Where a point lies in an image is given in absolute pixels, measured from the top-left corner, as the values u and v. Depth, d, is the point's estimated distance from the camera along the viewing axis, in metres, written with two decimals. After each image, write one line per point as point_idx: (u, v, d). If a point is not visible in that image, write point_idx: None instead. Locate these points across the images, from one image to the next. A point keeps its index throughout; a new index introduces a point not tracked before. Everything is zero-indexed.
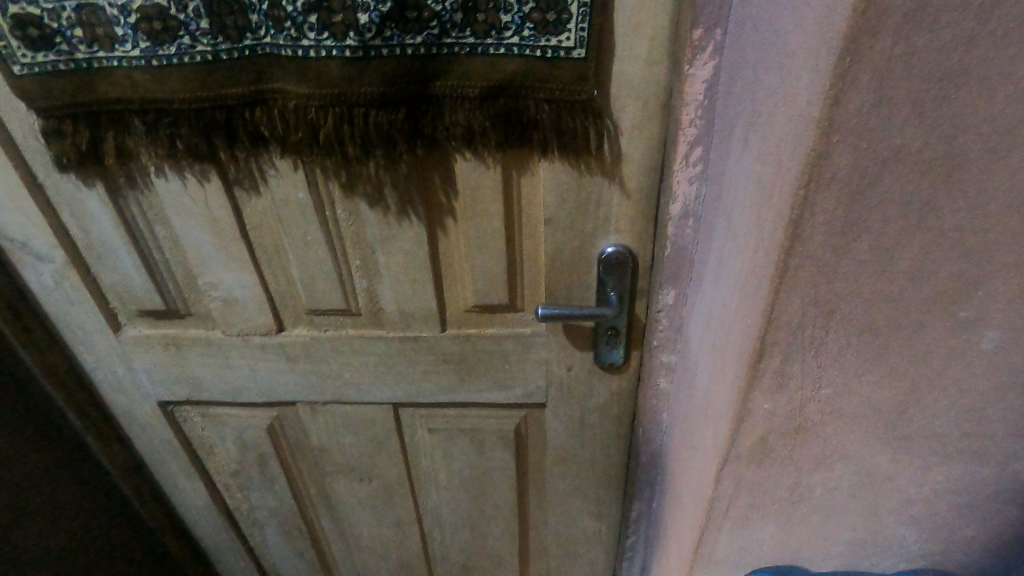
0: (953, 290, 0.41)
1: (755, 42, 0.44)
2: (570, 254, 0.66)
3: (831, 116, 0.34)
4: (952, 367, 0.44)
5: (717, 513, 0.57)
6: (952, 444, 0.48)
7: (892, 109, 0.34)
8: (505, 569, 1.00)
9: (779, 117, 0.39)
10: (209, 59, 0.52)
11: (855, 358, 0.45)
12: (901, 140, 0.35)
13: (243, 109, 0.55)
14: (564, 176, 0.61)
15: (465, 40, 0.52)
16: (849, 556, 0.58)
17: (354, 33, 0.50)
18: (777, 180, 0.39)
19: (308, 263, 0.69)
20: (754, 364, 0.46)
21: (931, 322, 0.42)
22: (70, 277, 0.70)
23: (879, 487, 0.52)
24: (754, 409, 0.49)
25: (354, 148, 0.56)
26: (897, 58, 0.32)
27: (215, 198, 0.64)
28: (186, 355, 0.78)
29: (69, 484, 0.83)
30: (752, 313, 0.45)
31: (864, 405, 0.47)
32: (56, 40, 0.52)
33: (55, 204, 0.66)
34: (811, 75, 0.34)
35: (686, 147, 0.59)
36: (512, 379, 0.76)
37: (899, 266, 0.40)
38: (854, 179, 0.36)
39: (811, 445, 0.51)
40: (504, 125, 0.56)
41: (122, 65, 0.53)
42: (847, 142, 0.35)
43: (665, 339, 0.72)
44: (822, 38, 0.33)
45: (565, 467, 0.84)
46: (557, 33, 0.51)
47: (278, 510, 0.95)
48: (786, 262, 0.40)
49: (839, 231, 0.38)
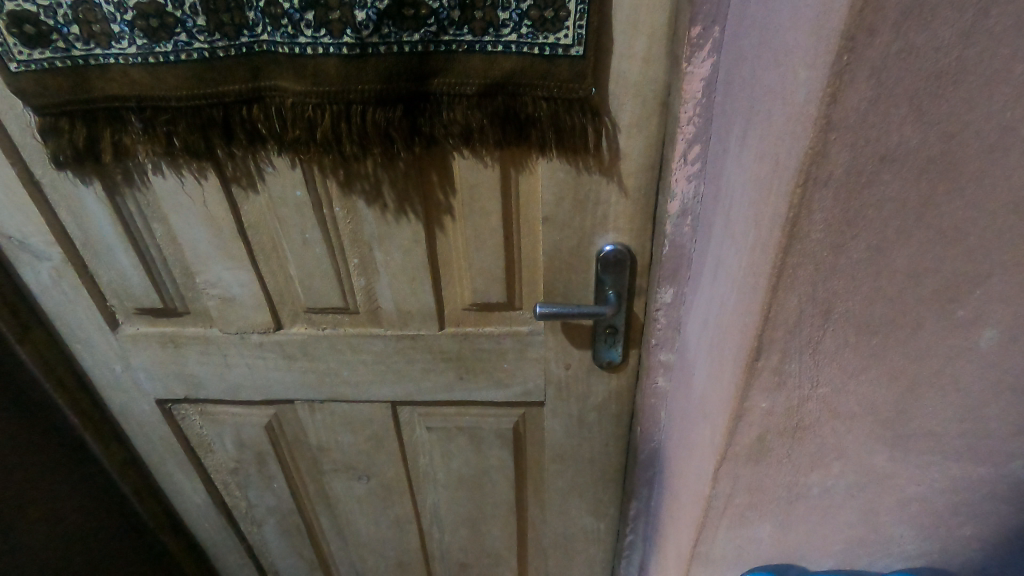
0: (951, 289, 0.41)
1: (754, 40, 0.44)
2: (569, 253, 0.66)
3: (829, 114, 0.34)
4: (951, 366, 0.44)
5: (715, 512, 0.57)
6: (951, 444, 0.48)
7: (889, 107, 0.34)
8: (503, 568, 1.00)
9: (777, 115, 0.39)
10: (206, 57, 0.52)
11: (853, 357, 0.45)
12: (900, 138, 0.35)
13: (240, 107, 0.55)
14: (562, 174, 0.61)
15: (463, 38, 0.51)
16: (847, 554, 0.58)
17: (351, 31, 0.50)
18: (775, 178, 0.39)
19: (306, 261, 0.69)
20: (752, 362, 0.46)
21: (930, 321, 0.42)
22: (67, 275, 0.70)
23: (877, 486, 0.52)
24: (752, 408, 0.49)
25: (352, 145, 0.56)
26: (895, 55, 0.32)
27: (213, 196, 0.64)
28: (184, 353, 0.78)
29: (67, 482, 0.83)
30: (750, 311, 0.45)
31: (863, 404, 0.47)
32: (52, 37, 0.52)
33: (52, 201, 0.66)
34: (808, 73, 0.34)
35: (685, 145, 0.59)
36: (510, 378, 0.76)
37: (897, 265, 0.40)
38: (852, 178, 0.36)
39: (809, 444, 0.51)
40: (501, 123, 0.56)
41: (118, 62, 0.53)
42: (845, 141, 0.35)
43: (663, 338, 0.72)
44: (819, 36, 0.33)
45: (564, 466, 0.84)
46: (554, 30, 0.51)
47: (276, 509, 0.95)
48: (784, 261, 0.40)
49: (837, 230, 0.38)
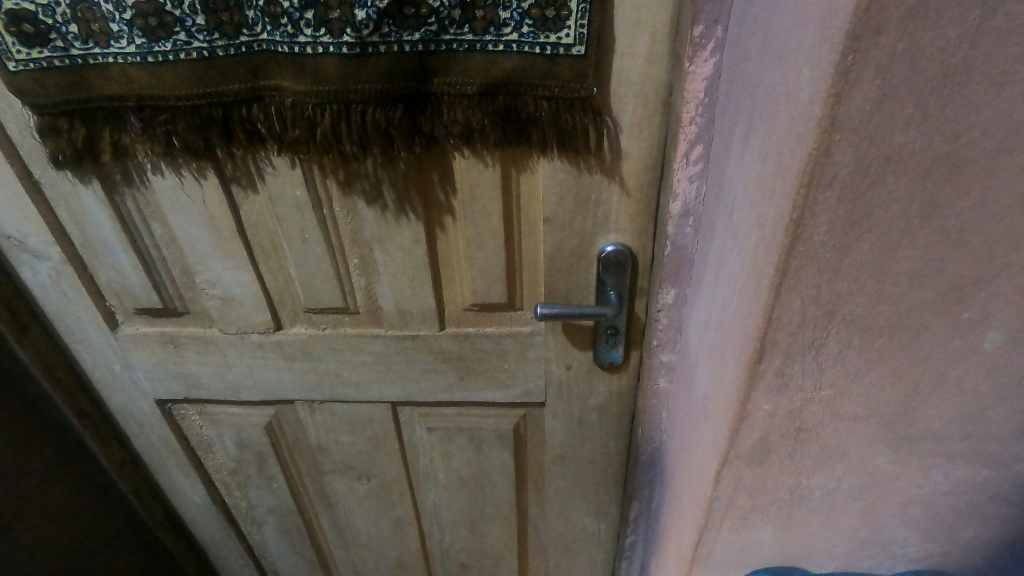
0: (956, 291, 0.40)
1: (756, 40, 0.43)
2: (570, 254, 0.66)
3: (834, 114, 0.33)
4: (954, 368, 0.44)
5: (717, 514, 0.57)
6: (954, 446, 0.48)
7: (894, 107, 0.33)
8: (504, 568, 1.00)
9: (780, 115, 0.39)
10: (206, 56, 0.52)
11: (856, 358, 0.44)
12: (905, 139, 0.34)
13: (240, 106, 0.55)
14: (563, 174, 0.60)
15: (463, 37, 0.51)
16: (849, 557, 0.58)
17: (351, 30, 0.49)
18: (778, 179, 0.39)
19: (306, 261, 0.68)
20: (754, 364, 0.45)
21: (934, 323, 0.42)
22: (66, 274, 0.70)
23: (880, 489, 0.52)
24: (754, 410, 0.48)
25: (352, 145, 0.56)
26: (901, 55, 0.32)
27: (212, 196, 0.64)
28: (184, 353, 0.77)
29: (66, 482, 0.83)
30: (752, 312, 0.45)
31: (865, 406, 0.47)
32: (50, 36, 0.52)
33: (51, 201, 0.66)
34: (813, 73, 0.34)
35: (687, 145, 0.59)
36: (511, 378, 0.76)
37: (901, 267, 0.39)
38: (856, 178, 0.36)
39: (811, 446, 0.50)
40: (502, 123, 0.56)
41: (117, 61, 0.52)
42: (849, 141, 0.34)
43: (664, 339, 0.72)
44: (823, 35, 0.32)
45: (564, 467, 0.84)
46: (556, 29, 0.51)
47: (276, 509, 0.95)
48: (787, 262, 0.39)
49: (841, 231, 0.38)
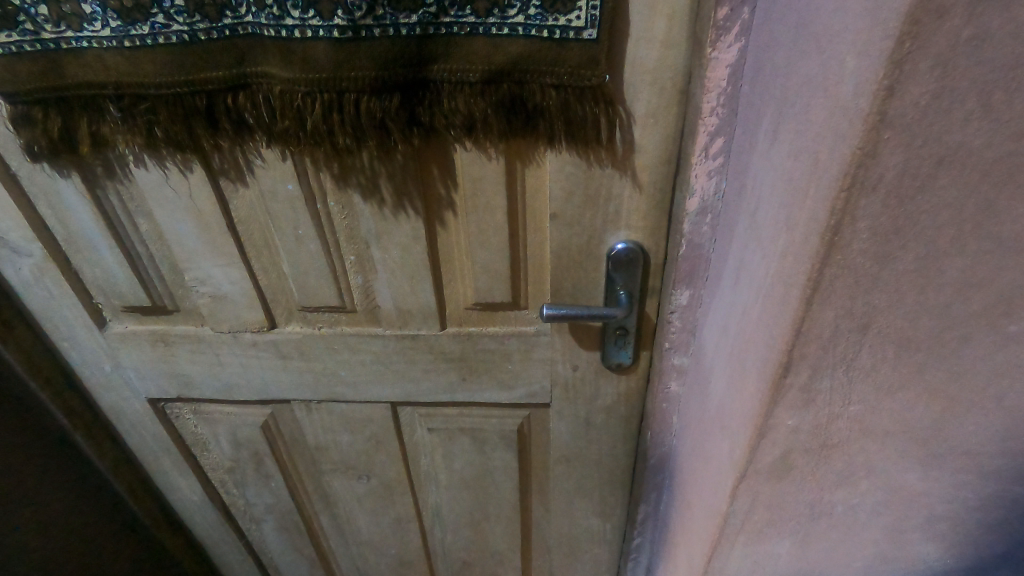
0: (1005, 303, 0.37)
1: (791, 24, 0.39)
2: (579, 251, 0.62)
3: (884, 109, 0.29)
4: (995, 384, 0.40)
5: (731, 528, 0.54)
6: (989, 463, 0.45)
7: (952, 103, 0.30)
8: (506, 568, 0.97)
9: (817, 108, 0.35)
10: (187, 40, 0.48)
11: (889, 373, 0.41)
12: (963, 138, 0.31)
13: (225, 94, 0.51)
14: (572, 168, 0.57)
15: (465, 19, 0.47)
16: (870, 570, 0.55)
17: (342, 12, 0.45)
18: (812, 179, 0.35)
19: (300, 257, 0.65)
20: (779, 378, 0.42)
21: (977, 337, 0.38)
22: (49, 271, 0.67)
23: (907, 504, 0.49)
24: (776, 425, 0.45)
25: (345, 137, 0.52)
26: (965, 42, 0.28)
27: (199, 189, 0.61)
28: (175, 351, 0.74)
29: (58, 481, 0.81)
30: (778, 324, 0.41)
31: (896, 423, 0.44)
32: (19, 18, 0.47)
33: (30, 194, 0.62)
34: (859, 61, 0.30)
35: (707, 138, 0.54)
36: (516, 379, 0.73)
37: (948, 278, 0.36)
38: (904, 181, 0.32)
39: (836, 461, 0.47)
40: (507, 113, 0.52)
41: (92, 46, 0.48)
42: (899, 139, 0.30)
43: (677, 341, 0.68)
44: (874, 20, 0.28)
45: (570, 468, 0.81)
46: (566, 11, 0.46)
47: (275, 507, 0.93)
48: (822, 271, 0.36)
49: (884, 239, 0.34)
